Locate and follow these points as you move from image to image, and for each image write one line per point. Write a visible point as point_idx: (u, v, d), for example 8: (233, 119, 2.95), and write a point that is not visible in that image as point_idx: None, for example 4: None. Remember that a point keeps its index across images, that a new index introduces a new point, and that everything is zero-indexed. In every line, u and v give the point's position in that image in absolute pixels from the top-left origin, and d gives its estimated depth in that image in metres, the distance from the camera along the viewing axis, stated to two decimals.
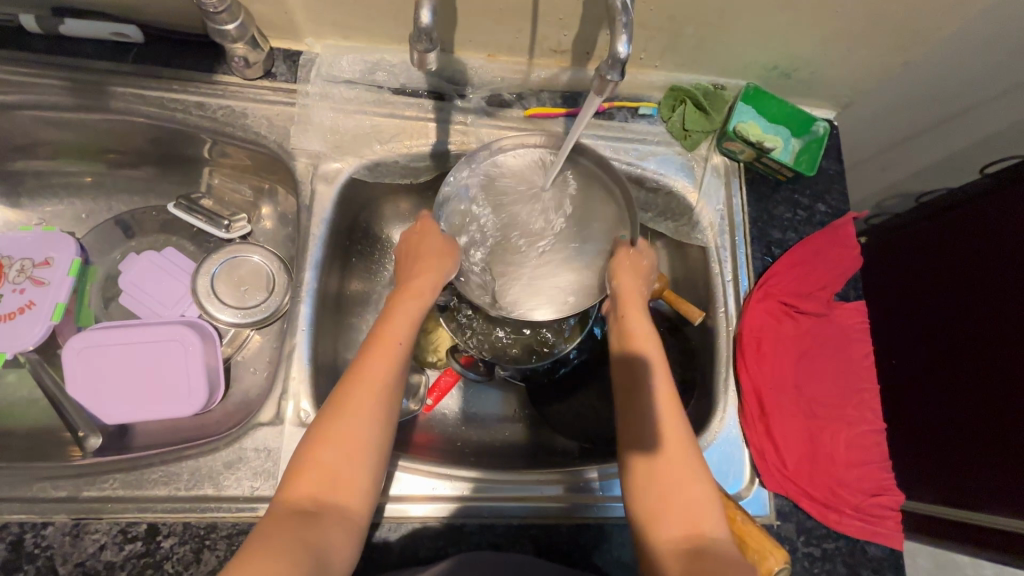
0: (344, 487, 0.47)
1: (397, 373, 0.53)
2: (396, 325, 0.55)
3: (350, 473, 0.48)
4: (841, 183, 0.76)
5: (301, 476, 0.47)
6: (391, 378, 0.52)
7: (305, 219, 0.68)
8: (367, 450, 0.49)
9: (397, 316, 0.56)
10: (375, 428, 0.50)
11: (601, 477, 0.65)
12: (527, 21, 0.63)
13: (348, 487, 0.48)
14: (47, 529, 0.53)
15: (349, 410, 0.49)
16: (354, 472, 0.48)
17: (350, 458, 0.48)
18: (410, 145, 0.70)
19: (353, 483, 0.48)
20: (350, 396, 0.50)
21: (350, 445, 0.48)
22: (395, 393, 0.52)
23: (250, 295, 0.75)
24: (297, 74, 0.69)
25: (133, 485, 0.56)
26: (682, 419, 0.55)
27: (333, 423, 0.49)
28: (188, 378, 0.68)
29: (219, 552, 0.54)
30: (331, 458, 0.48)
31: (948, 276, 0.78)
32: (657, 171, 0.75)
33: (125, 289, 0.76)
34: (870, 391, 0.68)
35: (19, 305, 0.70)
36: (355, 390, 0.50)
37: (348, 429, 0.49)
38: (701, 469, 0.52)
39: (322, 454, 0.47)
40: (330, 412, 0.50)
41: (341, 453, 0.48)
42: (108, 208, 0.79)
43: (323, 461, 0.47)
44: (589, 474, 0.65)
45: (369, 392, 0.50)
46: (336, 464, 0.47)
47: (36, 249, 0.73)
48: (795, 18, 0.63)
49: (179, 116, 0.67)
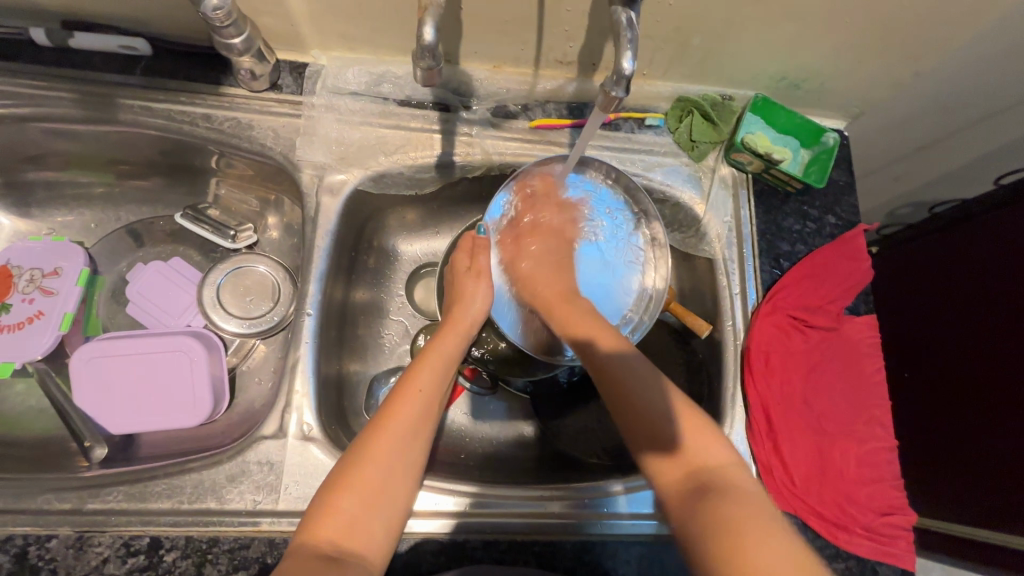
0: (360, 532, 0.47)
1: (420, 420, 0.54)
2: (426, 363, 0.58)
3: (365, 518, 0.48)
4: (851, 195, 0.75)
5: (320, 520, 0.47)
6: (415, 422, 0.53)
7: (309, 230, 0.68)
8: (383, 497, 0.49)
9: (427, 356, 0.59)
10: (395, 470, 0.50)
11: (627, 491, 0.64)
12: (532, 32, 0.63)
13: (362, 530, 0.48)
14: (51, 542, 0.53)
15: (368, 456, 0.50)
16: (371, 521, 0.48)
17: (367, 501, 0.48)
18: (415, 156, 0.70)
19: (371, 525, 0.48)
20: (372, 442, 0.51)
21: (367, 488, 0.49)
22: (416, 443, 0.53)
23: (255, 305, 0.76)
24: (303, 86, 0.69)
25: (136, 497, 0.56)
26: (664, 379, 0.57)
27: (352, 468, 0.50)
28: (193, 389, 0.69)
29: (221, 567, 0.54)
30: (350, 503, 0.48)
31: (957, 287, 0.77)
32: (663, 183, 0.74)
33: (132, 298, 0.77)
34: (881, 407, 0.67)
35: (28, 315, 0.71)
36: (378, 433, 0.52)
37: (367, 472, 0.49)
38: (695, 423, 0.53)
39: (342, 497, 0.48)
40: (349, 459, 0.51)
41: (358, 500, 0.48)
42: (117, 218, 0.80)
43: (343, 503, 0.48)
44: (610, 487, 0.64)
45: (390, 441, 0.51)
46: (355, 507, 0.48)
47: (46, 259, 0.74)
48: (804, 28, 0.63)
49: (187, 128, 0.68)
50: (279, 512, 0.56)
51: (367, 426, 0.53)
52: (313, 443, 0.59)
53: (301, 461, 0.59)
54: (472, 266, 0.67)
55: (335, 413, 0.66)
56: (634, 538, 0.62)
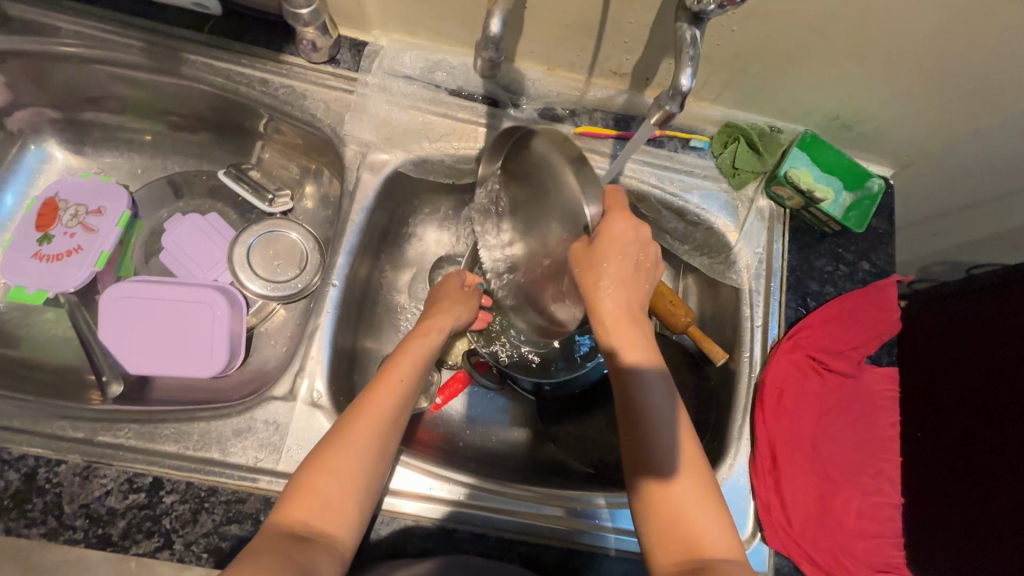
0: (334, 513, 0.48)
1: (398, 412, 0.54)
2: (405, 359, 0.58)
3: (342, 499, 0.49)
4: (889, 244, 0.74)
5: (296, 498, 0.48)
6: (394, 414, 0.53)
7: (346, 203, 0.69)
8: (359, 479, 0.50)
9: (405, 353, 0.59)
10: (372, 461, 0.51)
11: (610, 505, 0.63)
12: (591, 40, 0.64)
13: (336, 511, 0.48)
14: (60, 467, 0.55)
15: (345, 440, 0.50)
16: (347, 501, 0.49)
17: (343, 485, 0.49)
18: (458, 146, 0.71)
19: (346, 511, 0.49)
20: (349, 426, 0.51)
21: (346, 473, 0.49)
22: (390, 431, 0.53)
23: (282, 269, 0.77)
24: (360, 63, 0.71)
25: (145, 437, 0.57)
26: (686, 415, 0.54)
27: (331, 449, 0.50)
28: (211, 341, 0.70)
29: (216, 517, 0.54)
30: (327, 483, 0.49)
31: (962, 342, 0.70)
32: (699, 206, 0.74)
33: (166, 247, 0.79)
34: (890, 462, 0.67)
35: (69, 248, 0.74)
36: (357, 423, 0.52)
37: (345, 453, 0.50)
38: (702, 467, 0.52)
39: (319, 478, 0.49)
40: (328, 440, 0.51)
41: (335, 481, 0.49)
42: (163, 168, 0.83)
43: (320, 483, 0.48)
44: (593, 499, 0.64)
45: (368, 429, 0.51)
46: (331, 490, 0.48)
47: (92, 198, 0.77)
48: (867, 70, 0.62)
49: (243, 89, 0.69)
50: (278, 472, 0.57)
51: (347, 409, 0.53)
52: (320, 410, 0.60)
53: (306, 424, 0.60)
54: (466, 286, 0.71)
55: (344, 385, 0.67)
56: (616, 553, 0.61)
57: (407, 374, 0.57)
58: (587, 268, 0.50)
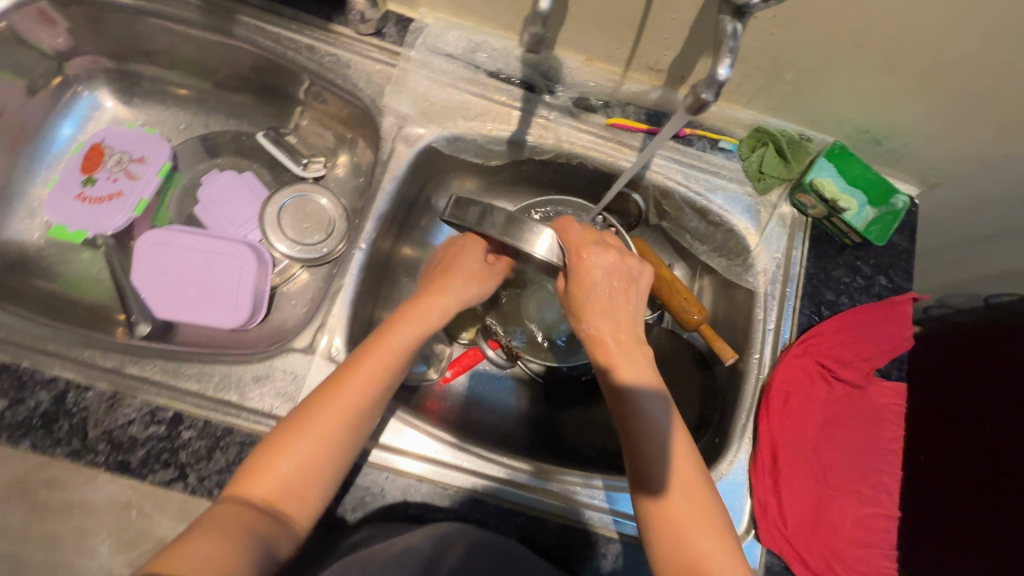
0: (292, 493, 0.50)
1: (368, 401, 0.54)
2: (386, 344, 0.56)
3: (303, 480, 0.51)
4: (907, 261, 0.74)
5: (255, 475, 0.50)
6: (362, 403, 0.53)
7: (378, 171, 0.71)
8: (321, 464, 0.51)
9: (388, 338, 0.57)
10: (336, 448, 0.52)
11: (606, 488, 0.65)
12: (631, 33, 0.65)
13: (296, 492, 0.50)
14: (88, 393, 0.57)
15: (311, 426, 0.52)
16: (307, 483, 0.51)
17: (304, 468, 0.51)
18: (491, 126, 0.73)
19: (306, 491, 0.51)
20: (317, 413, 0.52)
21: (307, 457, 0.51)
22: (358, 419, 0.53)
23: (309, 233, 0.79)
24: (405, 38, 0.73)
25: (169, 373, 0.60)
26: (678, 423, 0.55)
27: (295, 433, 0.51)
28: (236, 294, 0.73)
29: (229, 456, 0.56)
30: (287, 465, 0.50)
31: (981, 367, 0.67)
32: (722, 207, 0.75)
33: (201, 201, 0.81)
34: (889, 475, 0.68)
35: (110, 192, 0.77)
36: (326, 411, 0.52)
37: (307, 440, 0.51)
38: (698, 478, 0.53)
39: (279, 460, 0.50)
40: (293, 423, 0.52)
41: (295, 464, 0.50)
42: (205, 125, 0.86)
43: (280, 466, 0.50)
44: (589, 479, 0.65)
45: (339, 417, 0.52)
46: (290, 472, 0.50)
47: (136, 147, 0.80)
48: (903, 84, 0.63)
49: (290, 54, 0.72)
50: None
51: (317, 392, 0.54)
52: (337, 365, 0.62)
53: (322, 377, 0.62)
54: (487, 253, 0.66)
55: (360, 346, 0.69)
56: (612, 534, 0.62)
57: (385, 361, 0.56)
58: (575, 298, 0.58)
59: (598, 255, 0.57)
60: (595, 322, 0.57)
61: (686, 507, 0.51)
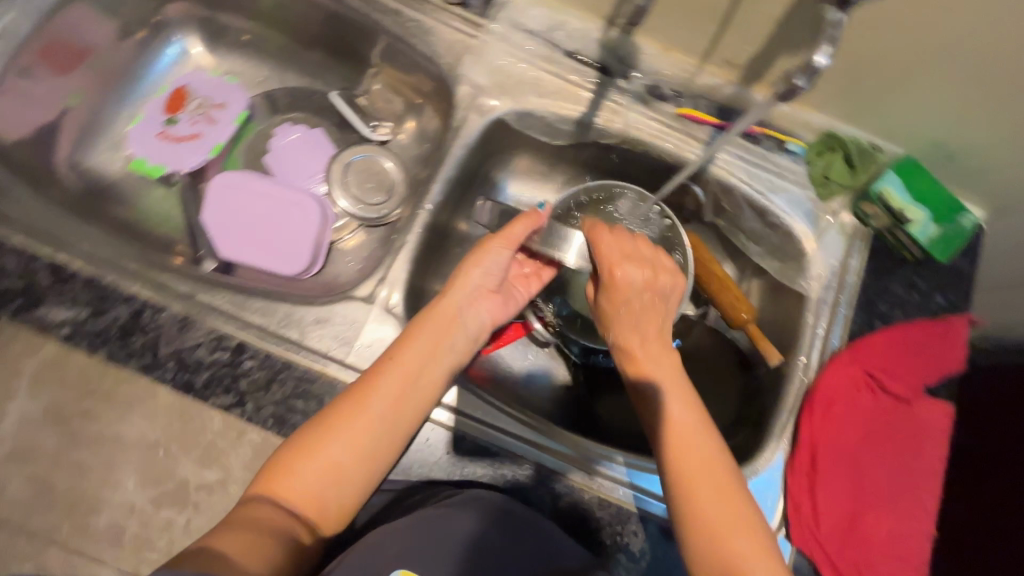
0: (311, 495, 0.51)
1: (386, 400, 0.55)
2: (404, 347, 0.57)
3: (323, 483, 0.51)
4: (967, 283, 0.73)
5: (279, 476, 0.51)
6: (378, 403, 0.54)
7: (449, 138, 0.73)
8: (341, 467, 0.52)
9: (406, 343, 0.58)
10: (354, 449, 0.53)
11: (629, 466, 0.65)
12: (715, 24, 0.65)
13: (315, 496, 0.51)
14: (161, 313, 0.60)
15: (330, 428, 0.53)
16: (327, 488, 0.52)
17: (324, 472, 0.51)
18: (563, 105, 0.74)
19: (328, 494, 0.52)
20: (334, 419, 0.53)
21: (325, 461, 0.52)
22: (376, 419, 0.54)
23: (371, 193, 0.82)
24: (487, 11, 0.75)
25: (236, 305, 0.62)
26: (704, 436, 0.55)
27: (311, 440, 0.52)
28: (299, 242, 0.76)
29: (286, 389, 0.59)
30: (304, 469, 0.51)
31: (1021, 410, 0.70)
32: (782, 209, 0.74)
33: (272, 151, 0.85)
34: (929, 493, 0.66)
35: (190, 133, 0.83)
36: (342, 415, 0.53)
37: (325, 444, 0.52)
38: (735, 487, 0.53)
39: (297, 465, 0.51)
40: (311, 427, 0.53)
41: (314, 470, 0.51)
42: (281, 80, 0.89)
43: (298, 468, 0.51)
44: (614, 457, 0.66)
45: (354, 418, 0.53)
46: (308, 477, 0.51)
47: (216, 93, 0.86)
48: (989, 100, 0.62)
49: (375, 16, 0.74)
50: (347, 363, 0.61)
51: (336, 399, 0.55)
52: (393, 317, 0.64)
53: (378, 327, 0.64)
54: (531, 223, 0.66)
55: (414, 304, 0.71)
56: (640, 513, 0.62)
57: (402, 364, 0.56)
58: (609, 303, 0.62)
59: (630, 271, 0.60)
60: (621, 331, 0.61)
61: (725, 522, 0.51)
